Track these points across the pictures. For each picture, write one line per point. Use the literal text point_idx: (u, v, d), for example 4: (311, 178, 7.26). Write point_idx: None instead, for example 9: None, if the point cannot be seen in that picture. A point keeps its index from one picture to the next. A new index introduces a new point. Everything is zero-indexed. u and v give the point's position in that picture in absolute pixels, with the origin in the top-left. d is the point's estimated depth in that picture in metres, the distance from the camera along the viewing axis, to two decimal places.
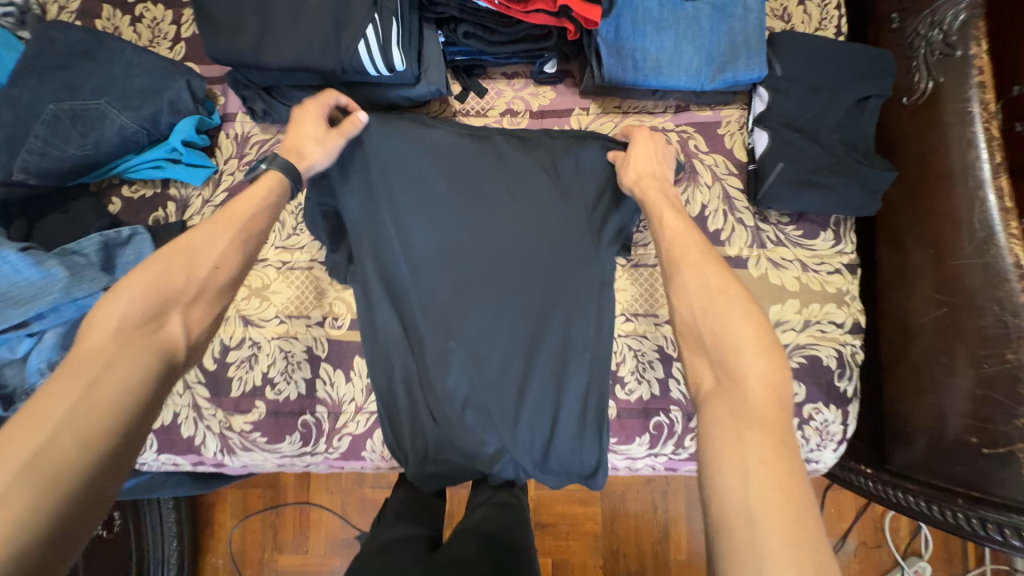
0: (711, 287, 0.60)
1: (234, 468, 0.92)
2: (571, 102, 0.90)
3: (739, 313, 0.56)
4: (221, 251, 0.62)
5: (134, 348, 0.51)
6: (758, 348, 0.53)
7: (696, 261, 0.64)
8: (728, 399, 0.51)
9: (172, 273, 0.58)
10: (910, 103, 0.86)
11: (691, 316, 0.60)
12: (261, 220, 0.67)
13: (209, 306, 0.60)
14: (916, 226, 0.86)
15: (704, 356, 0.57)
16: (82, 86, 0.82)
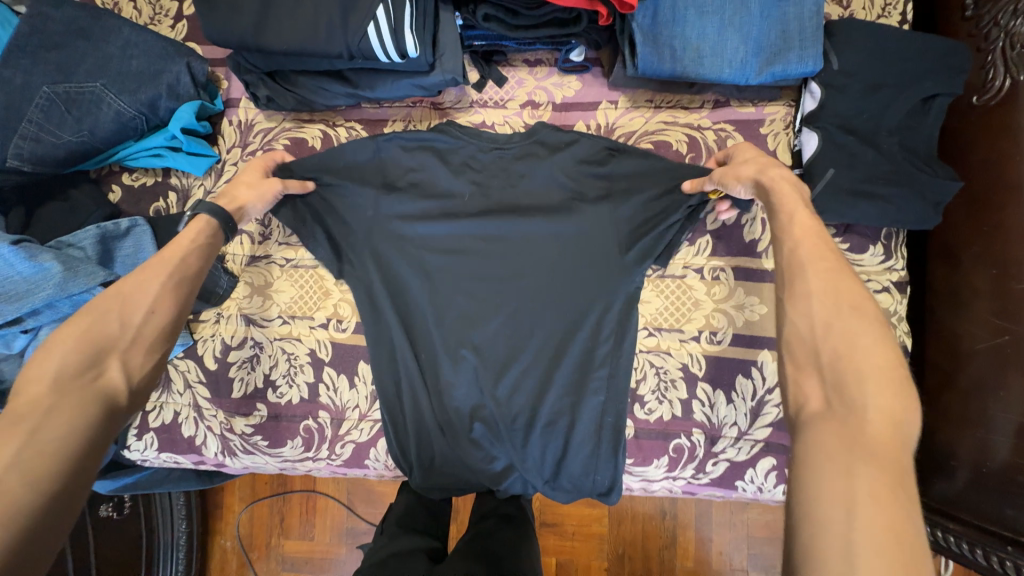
0: (840, 298, 0.51)
1: (236, 468, 0.90)
2: (598, 93, 0.82)
3: (865, 336, 0.48)
4: (163, 289, 0.61)
5: (78, 387, 0.53)
6: (890, 381, 0.46)
7: (815, 266, 0.54)
8: (838, 424, 0.45)
9: (106, 318, 0.57)
10: (981, 102, 0.76)
11: (806, 326, 0.51)
12: (195, 261, 0.65)
13: (148, 350, 0.59)
14: (977, 242, 0.77)
15: (814, 372, 0.49)
16: (76, 67, 0.77)
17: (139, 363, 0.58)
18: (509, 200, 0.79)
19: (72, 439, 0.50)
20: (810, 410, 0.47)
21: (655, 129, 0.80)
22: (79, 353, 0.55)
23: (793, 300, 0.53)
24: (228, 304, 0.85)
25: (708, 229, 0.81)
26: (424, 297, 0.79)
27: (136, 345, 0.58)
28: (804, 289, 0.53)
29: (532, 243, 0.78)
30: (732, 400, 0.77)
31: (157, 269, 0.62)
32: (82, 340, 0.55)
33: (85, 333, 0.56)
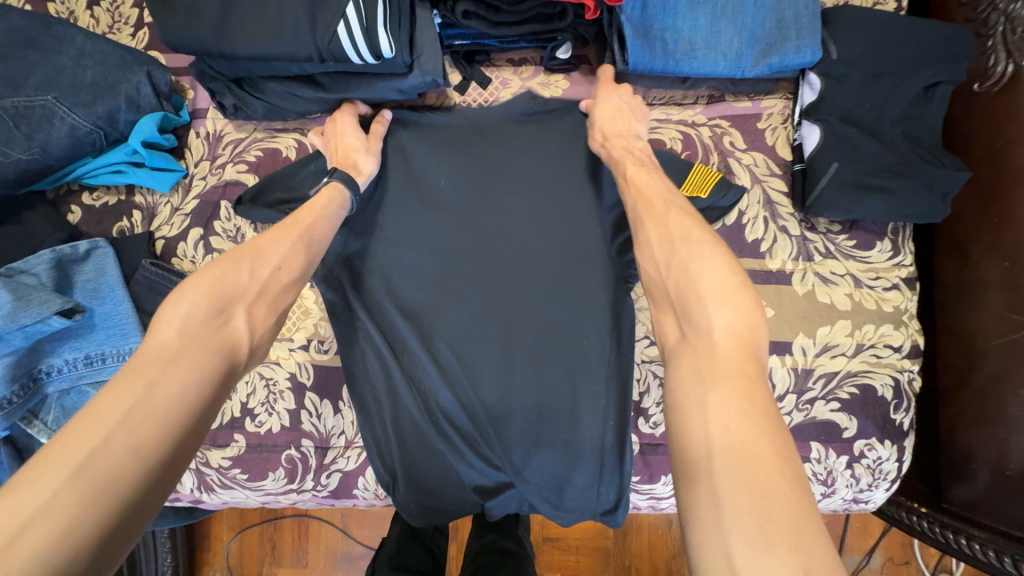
0: (674, 234, 0.55)
1: (214, 504, 0.83)
2: (587, 92, 0.79)
3: (699, 262, 0.51)
4: (285, 251, 0.60)
5: (200, 344, 0.49)
6: (727, 291, 0.47)
7: (659, 212, 0.58)
8: (697, 351, 0.46)
9: (238, 268, 0.55)
10: (983, 89, 0.74)
11: (658, 270, 0.54)
12: (322, 228, 0.65)
13: (271, 306, 0.57)
14: (986, 233, 0.74)
15: (670, 311, 0.52)
16: (25, 80, 0.71)
17: (261, 319, 0.56)
18: (496, 208, 0.77)
19: (192, 394, 0.46)
20: (671, 344, 0.49)
21: (648, 128, 0.77)
22: (207, 302, 0.52)
23: (642, 246, 0.57)
24: None
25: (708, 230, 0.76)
26: (409, 320, 0.76)
27: (259, 301, 0.56)
28: (652, 231, 0.57)
29: (522, 253, 0.75)
30: None
31: (293, 230, 0.62)
32: (212, 288, 0.53)
33: (214, 283, 0.53)
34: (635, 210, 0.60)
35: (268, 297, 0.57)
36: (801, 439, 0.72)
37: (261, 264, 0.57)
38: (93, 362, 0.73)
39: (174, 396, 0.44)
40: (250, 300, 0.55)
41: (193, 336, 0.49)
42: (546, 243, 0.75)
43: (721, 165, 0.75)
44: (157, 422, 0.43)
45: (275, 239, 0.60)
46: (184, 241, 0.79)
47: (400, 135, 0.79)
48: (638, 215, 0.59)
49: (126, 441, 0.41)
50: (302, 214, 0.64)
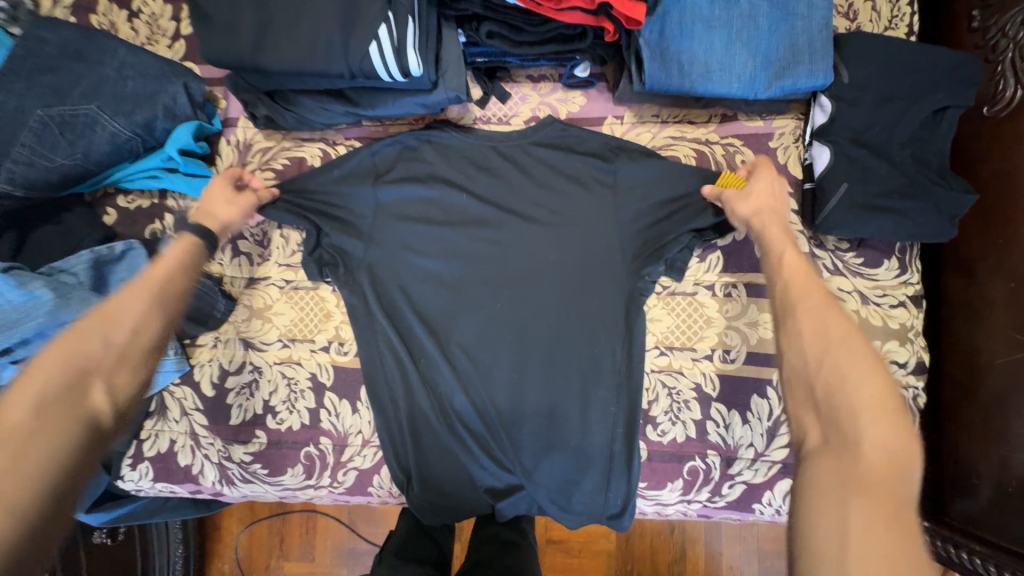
0: (831, 337, 0.57)
1: (234, 497, 0.86)
2: (603, 108, 0.81)
3: (859, 375, 0.53)
4: (141, 312, 0.64)
5: (54, 420, 0.54)
6: (882, 412, 0.51)
7: (811, 307, 0.60)
8: (837, 457, 0.50)
9: (88, 339, 0.59)
10: (991, 113, 0.76)
11: (803, 365, 0.57)
12: (181, 282, 0.69)
13: (134, 371, 0.61)
14: (992, 253, 0.76)
15: (812, 411, 0.55)
16: (71, 89, 0.75)
17: (122, 386, 0.60)
18: (515, 219, 0.80)
19: (50, 458, 0.52)
20: (811, 441, 0.53)
21: (662, 144, 0.79)
22: (60, 376, 0.56)
23: (790, 339, 0.59)
24: (226, 328, 0.83)
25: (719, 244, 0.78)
26: (429, 328, 0.79)
27: (119, 366, 0.60)
28: (795, 330, 0.59)
29: (538, 266, 0.78)
30: (747, 420, 0.75)
31: (145, 289, 0.66)
32: (66, 363, 0.57)
33: (64, 357, 0.57)
34: (778, 302, 0.63)
35: (128, 364, 0.61)
36: None
37: (114, 329, 0.61)
38: None
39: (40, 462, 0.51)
40: (109, 368, 0.59)
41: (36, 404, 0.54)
42: (561, 255, 0.78)
43: None
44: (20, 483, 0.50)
45: (123, 301, 0.64)
46: None
47: (422, 147, 0.82)
48: (788, 306, 0.61)
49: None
50: (154, 274, 0.68)
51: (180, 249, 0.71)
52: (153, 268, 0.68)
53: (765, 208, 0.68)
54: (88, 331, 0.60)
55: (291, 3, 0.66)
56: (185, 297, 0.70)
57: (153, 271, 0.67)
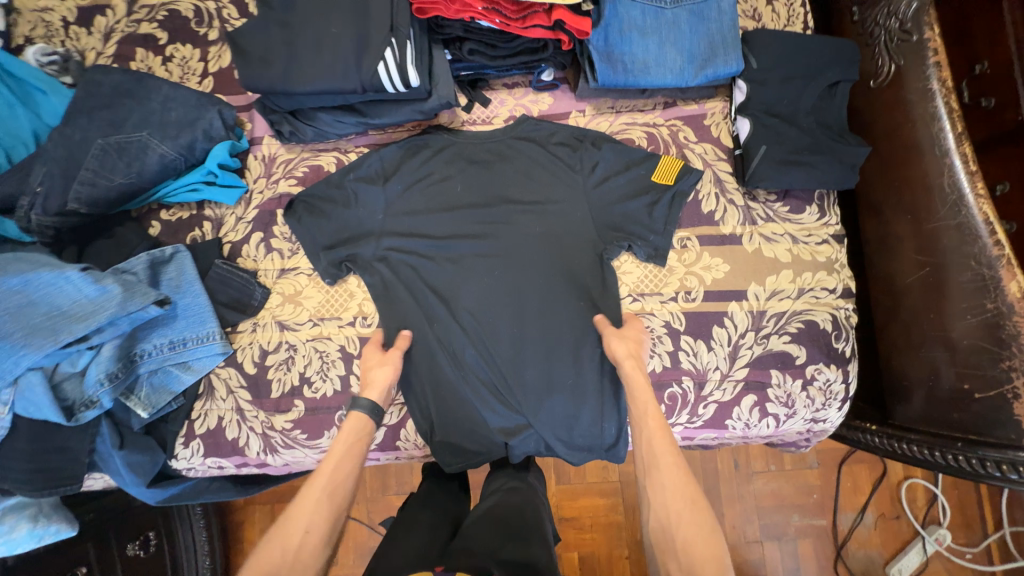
0: (683, 492, 0.74)
1: (276, 467, 0.97)
2: (568, 105, 0.98)
3: (701, 531, 0.70)
4: (313, 519, 0.75)
5: None
6: (717, 564, 0.67)
7: (665, 466, 0.76)
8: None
9: (270, 550, 0.71)
10: (877, 85, 0.94)
11: (664, 519, 0.72)
12: (345, 469, 0.80)
13: (303, 575, 0.70)
14: (892, 194, 0.93)
15: (672, 560, 0.69)
16: (125, 121, 0.90)
17: None
18: (503, 200, 0.95)
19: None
20: None
21: (619, 129, 0.96)
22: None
23: (654, 492, 0.75)
24: (263, 314, 0.95)
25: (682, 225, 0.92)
26: (443, 300, 0.94)
27: (292, 571, 0.69)
28: (658, 484, 0.75)
29: (528, 240, 0.94)
30: (712, 347, 0.89)
31: (318, 492, 0.77)
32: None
33: (255, 573, 0.69)
34: (644, 458, 0.79)
35: (302, 565, 0.71)
36: (762, 367, 0.89)
37: (292, 535, 0.73)
38: (176, 347, 0.89)
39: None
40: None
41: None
42: (545, 229, 0.93)
43: (679, 155, 0.94)
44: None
45: (301, 505, 0.76)
46: (248, 243, 0.97)
47: (419, 148, 0.98)
48: (644, 469, 0.78)
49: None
50: (329, 471, 0.80)
51: (345, 439, 0.83)
52: (327, 464, 0.80)
53: (635, 352, 0.85)
54: (271, 546, 0.72)
55: (312, 37, 0.83)
56: (348, 503, 0.79)
57: (327, 470, 0.80)
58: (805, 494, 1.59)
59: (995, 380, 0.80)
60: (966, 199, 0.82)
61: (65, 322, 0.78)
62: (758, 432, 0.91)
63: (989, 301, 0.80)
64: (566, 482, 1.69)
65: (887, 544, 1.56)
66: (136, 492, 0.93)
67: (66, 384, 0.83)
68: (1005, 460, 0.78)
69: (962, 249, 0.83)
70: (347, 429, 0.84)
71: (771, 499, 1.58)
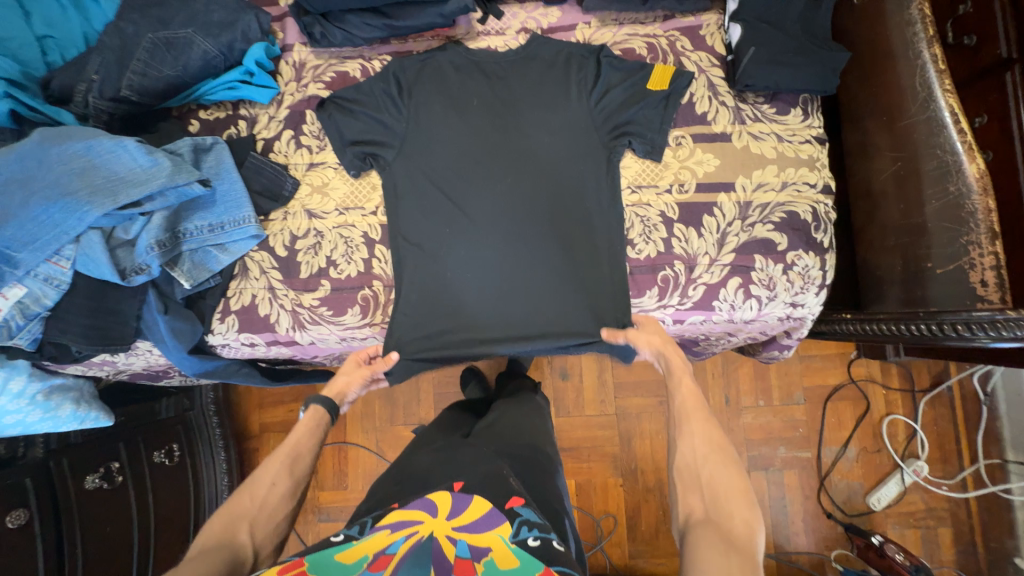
0: (713, 440, 0.79)
1: (304, 346, 1.07)
2: (575, 18, 1.06)
3: (731, 471, 0.74)
4: (278, 473, 0.82)
5: (208, 555, 0.67)
6: (742, 499, 0.71)
7: (697, 419, 0.82)
8: (714, 527, 0.68)
9: (241, 497, 0.77)
10: (859, 2, 1.02)
11: (692, 457, 0.77)
12: (306, 442, 0.88)
13: (271, 519, 0.76)
14: (870, 101, 1.02)
15: (696, 494, 0.74)
16: (171, 20, 0.98)
17: (261, 529, 0.75)
18: (514, 109, 1.03)
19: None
20: (695, 517, 0.71)
21: (621, 39, 1.04)
22: (219, 528, 0.72)
23: (684, 437, 0.80)
24: (293, 204, 1.04)
25: (678, 125, 1.01)
26: (458, 205, 1.02)
27: (261, 512, 0.76)
28: (689, 432, 0.81)
29: (539, 151, 1.02)
30: (702, 234, 0.98)
31: (281, 455, 0.85)
32: (225, 518, 0.73)
33: (225, 516, 0.74)
34: (678, 411, 0.85)
35: (269, 511, 0.77)
36: (747, 253, 0.98)
37: (259, 486, 0.79)
38: (215, 229, 0.98)
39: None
40: (252, 517, 0.75)
41: (201, 547, 0.69)
42: (552, 139, 1.02)
43: (676, 62, 1.02)
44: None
45: (268, 464, 0.83)
46: (279, 140, 1.06)
47: (438, 59, 1.05)
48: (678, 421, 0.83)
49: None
50: (291, 441, 0.88)
51: (310, 421, 0.92)
52: (288, 438, 0.88)
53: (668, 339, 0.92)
54: (239, 495, 0.77)
55: None
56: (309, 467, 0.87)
57: (289, 439, 0.88)
58: (792, 428, 1.67)
59: (954, 255, 0.89)
60: (935, 94, 0.90)
61: (122, 187, 0.87)
62: (742, 316, 1.00)
63: (951, 185, 0.88)
64: (565, 414, 1.78)
65: (868, 476, 1.63)
66: (178, 361, 1.02)
67: (120, 250, 0.92)
68: (960, 321, 0.85)
69: (931, 140, 0.91)
70: (305, 419, 0.93)
71: (759, 431, 1.67)
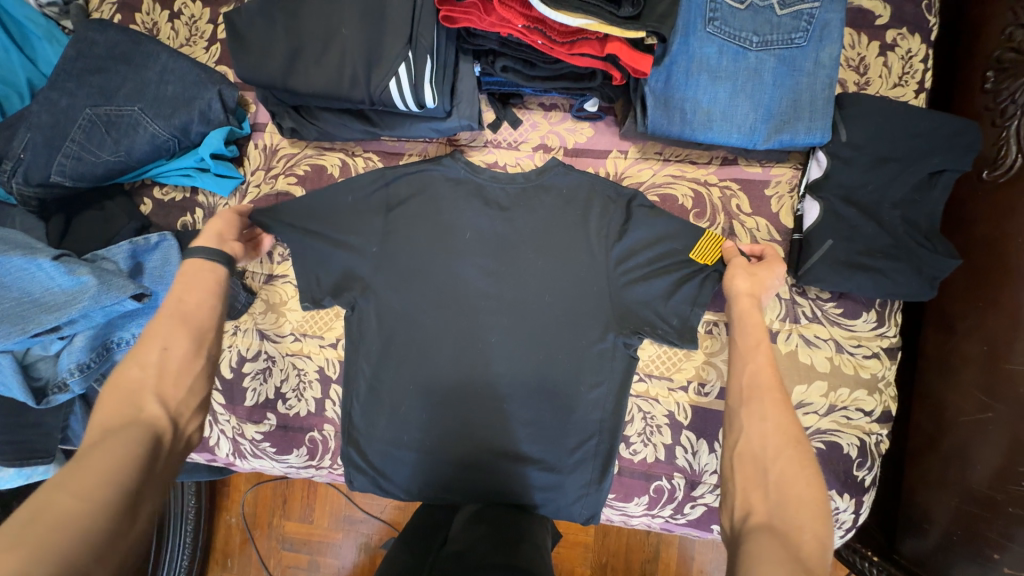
0: (784, 427, 0.59)
1: (244, 467, 0.96)
2: (609, 142, 0.85)
3: (803, 472, 0.56)
4: (177, 338, 0.67)
5: (112, 439, 0.56)
6: (814, 505, 0.54)
7: (770, 399, 0.62)
8: (776, 535, 0.52)
9: (130, 367, 0.63)
10: (990, 177, 0.75)
11: (758, 444, 0.59)
12: (195, 299, 0.71)
13: (179, 384, 0.65)
14: (972, 317, 0.76)
15: (756, 486, 0.57)
16: (116, 92, 0.82)
17: (173, 397, 0.63)
18: (519, 245, 0.83)
19: (119, 460, 0.55)
20: (755, 519, 0.54)
21: (662, 182, 0.83)
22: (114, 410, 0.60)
23: (751, 421, 0.61)
24: (245, 319, 0.91)
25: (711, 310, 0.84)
26: (433, 356, 0.83)
27: (165, 381, 0.64)
28: (757, 414, 0.61)
29: (538, 311, 0.82)
30: (714, 450, 0.83)
31: (168, 316, 0.69)
32: (120, 396, 0.61)
33: (117, 388, 0.62)
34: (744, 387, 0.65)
35: (173, 379, 0.65)
36: None
37: (148, 353, 0.65)
38: None
39: (97, 472, 0.53)
40: (154, 385, 0.63)
41: (106, 426, 0.58)
42: (554, 300, 0.81)
43: (726, 226, 0.81)
44: (96, 484, 0.52)
45: (156, 330, 0.67)
46: None
47: (434, 173, 0.85)
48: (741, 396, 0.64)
49: (67, 498, 0.51)
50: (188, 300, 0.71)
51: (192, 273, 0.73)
52: (171, 299, 0.71)
53: (758, 292, 0.73)
54: (129, 366, 0.64)
55: (321, 32, 0.71)
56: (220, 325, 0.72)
57: (178, 306, 0.70)
58: None
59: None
60: None
61: (35, 311, 0.77)
62: None
63: None
64: None
65: None
66: None
67: (40, 364, 0.81)
68: None
69: None
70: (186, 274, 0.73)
71: None
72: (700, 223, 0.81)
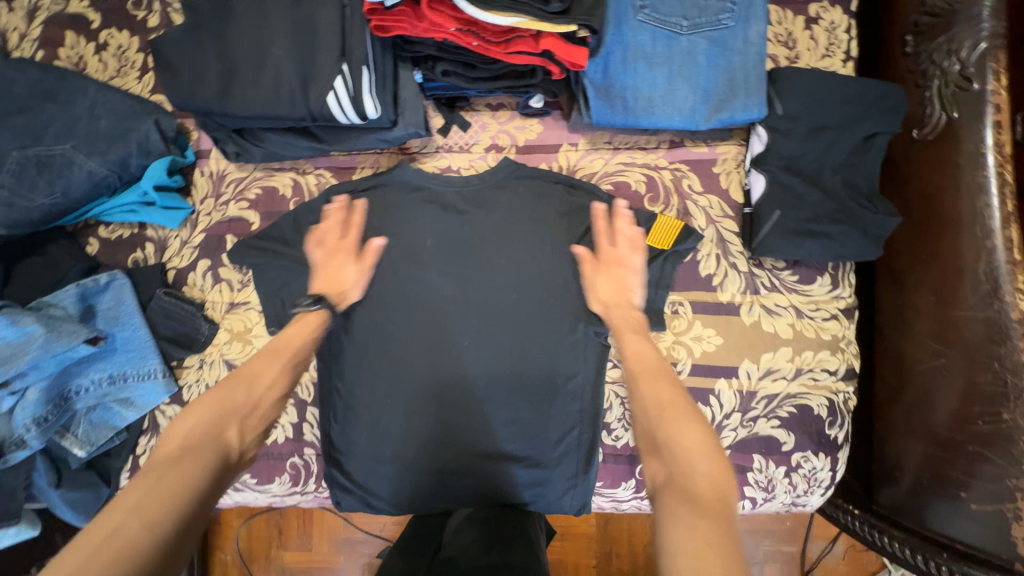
0: (662, 398, 0.66)
1: (225, 503, 0.93)
2: (559, 136, 0.86)
3: (691, 427, 0.62)
4: (274, 374, 0.72)
5: (192, 457, 0.59)
6: (708, 451, 0.59)
7: (648, 378, 0.69)
8: (677, 488, 0.56)
9: (236, 389, 0.68)
10: (920, 136, 0.79)
11: (645, 419, 0.65)
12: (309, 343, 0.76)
13: (261, 419, 0.69)
14: (918, 270, 0.79)
15: (655, 455, 0.62)
16: (45, 132, 0.79)
17: (250, 429, 0.67)
18: (479, 247, 0.82)
19: (195, 483, 0.57)
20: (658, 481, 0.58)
21: (614, 170, 0.84)
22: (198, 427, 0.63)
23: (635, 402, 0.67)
24: (210, 351, 0.85)
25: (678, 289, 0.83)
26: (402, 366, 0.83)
27: (253, 412, 0.68)
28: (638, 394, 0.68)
29: (505, 310, 0.82)
30: None
31: (274, 352, 0.74)
32: (214, 414, 0.65)
33: (211, 408, 0.65)
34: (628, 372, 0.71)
35: (259, 412, 0.69)
36: (745, 451, 0.82)
37: (254, 384, 0.70)
38: (116, 381, 0.81)
39: (180, 486, 0.55)
40: (243, 416, 0.67)
41: (188, 442, 0.61)
42: (520, 297, 0.81)
43: (681, 207, 0.83)
44: (171, 502, 0.53)
45: (259, 365, 0.72)
46: (193, 271, 0.87)
47: (388, 183, 0.85)
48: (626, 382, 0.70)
49: (139, 523, 0.51)
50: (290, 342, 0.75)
51: (304, 326, 0.77)
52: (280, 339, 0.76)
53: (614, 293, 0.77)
54: (232, 390, 0.68)
55: (251, 53, 0.70)
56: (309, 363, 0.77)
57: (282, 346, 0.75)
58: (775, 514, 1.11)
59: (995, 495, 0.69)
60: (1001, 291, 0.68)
61: None
62: None
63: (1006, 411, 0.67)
64: None
65: None
66: None
67: None
68: None
69: (987, 346, 0.70)
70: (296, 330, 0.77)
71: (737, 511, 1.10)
72: (654, 207, 0.83)
